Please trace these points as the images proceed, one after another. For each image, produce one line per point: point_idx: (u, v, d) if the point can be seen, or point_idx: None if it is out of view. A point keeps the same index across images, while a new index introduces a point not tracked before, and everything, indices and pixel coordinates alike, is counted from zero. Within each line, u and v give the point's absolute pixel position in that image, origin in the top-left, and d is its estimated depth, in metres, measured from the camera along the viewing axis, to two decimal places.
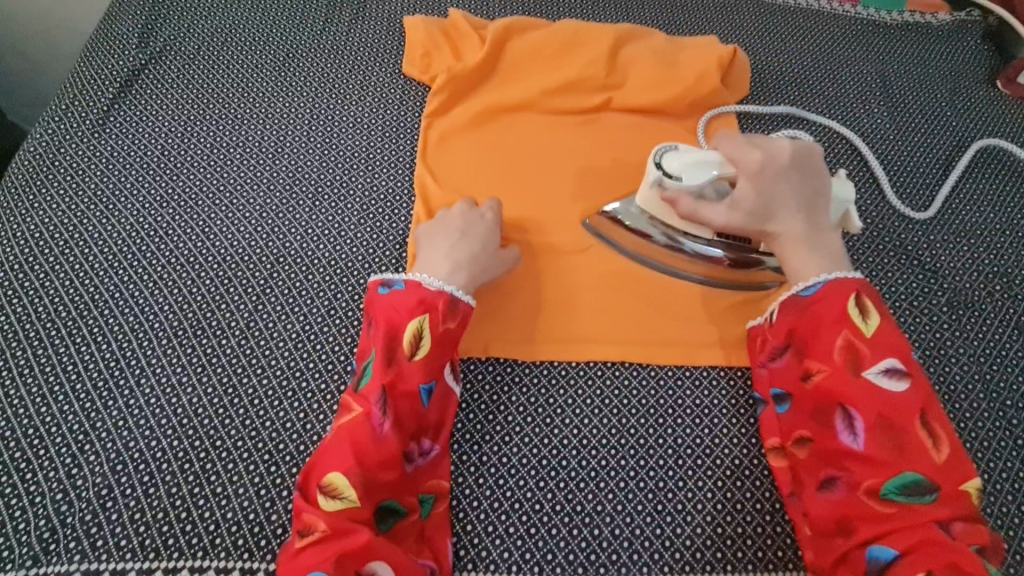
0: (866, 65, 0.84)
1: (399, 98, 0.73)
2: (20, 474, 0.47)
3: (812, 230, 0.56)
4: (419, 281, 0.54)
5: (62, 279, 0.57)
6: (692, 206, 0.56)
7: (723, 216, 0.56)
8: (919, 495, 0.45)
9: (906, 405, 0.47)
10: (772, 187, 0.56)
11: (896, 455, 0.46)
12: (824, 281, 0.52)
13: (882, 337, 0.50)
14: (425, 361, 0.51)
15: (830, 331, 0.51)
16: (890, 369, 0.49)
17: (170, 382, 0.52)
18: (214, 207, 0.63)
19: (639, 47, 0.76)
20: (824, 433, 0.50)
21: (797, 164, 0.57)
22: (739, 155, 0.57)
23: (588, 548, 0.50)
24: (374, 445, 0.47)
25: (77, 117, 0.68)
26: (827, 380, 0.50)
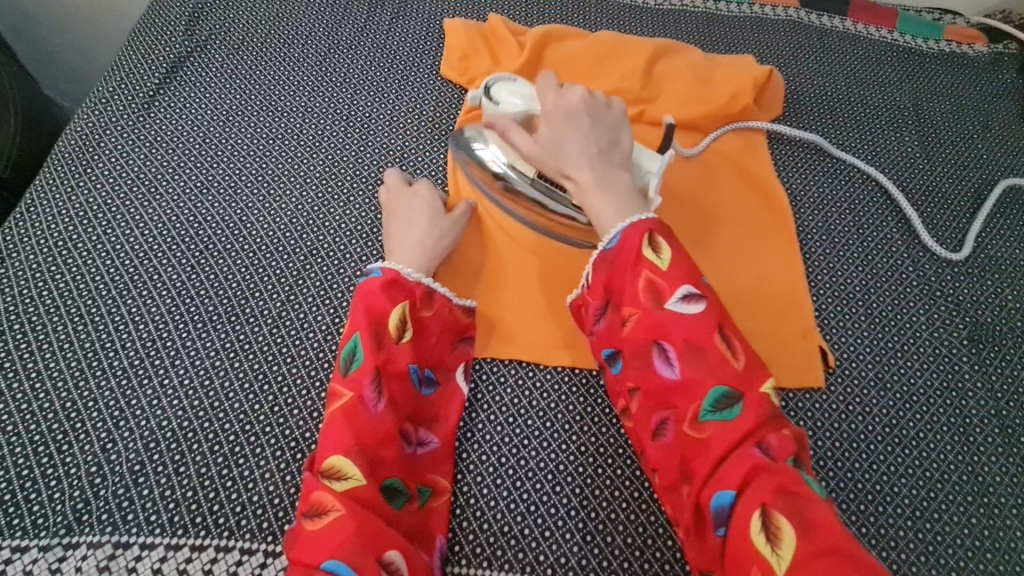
0: (899, 93, 0.84)
1: (436, 99, 0.74)
2: (57, 445, 0.49)
3: (605, 173, 0.55)
4: (400, 270, 0.55)
5: (104, 258, 0.59)
6: (505, 126, 0.59)
7: (524, 145, 0.58)
8: (729, 408, 0.45)
9: (703, 327, 0.47)
10: (563, 127, 0.56)
11: (702, 376, 0.46)
12: (621, 228, 0.52)
13: (676, 261, 0.50)
14: (410, 345, 0.53)
15: (631, 275, 0.50)
16: (686, 294, 0.49)
17: (204, 364, 0.54)
18: (252, 196, 0.64)
19: (675, 62, 0.77)
20: (646, 378, 0.49)
21: (594, 109, 0.57)
22: (540, 96, 0.58)
23: (601, 555, 0.50)
24: (372, 425, 0.48)
25: (123, 100, 0.69)
26: (640, 322, 0.49)
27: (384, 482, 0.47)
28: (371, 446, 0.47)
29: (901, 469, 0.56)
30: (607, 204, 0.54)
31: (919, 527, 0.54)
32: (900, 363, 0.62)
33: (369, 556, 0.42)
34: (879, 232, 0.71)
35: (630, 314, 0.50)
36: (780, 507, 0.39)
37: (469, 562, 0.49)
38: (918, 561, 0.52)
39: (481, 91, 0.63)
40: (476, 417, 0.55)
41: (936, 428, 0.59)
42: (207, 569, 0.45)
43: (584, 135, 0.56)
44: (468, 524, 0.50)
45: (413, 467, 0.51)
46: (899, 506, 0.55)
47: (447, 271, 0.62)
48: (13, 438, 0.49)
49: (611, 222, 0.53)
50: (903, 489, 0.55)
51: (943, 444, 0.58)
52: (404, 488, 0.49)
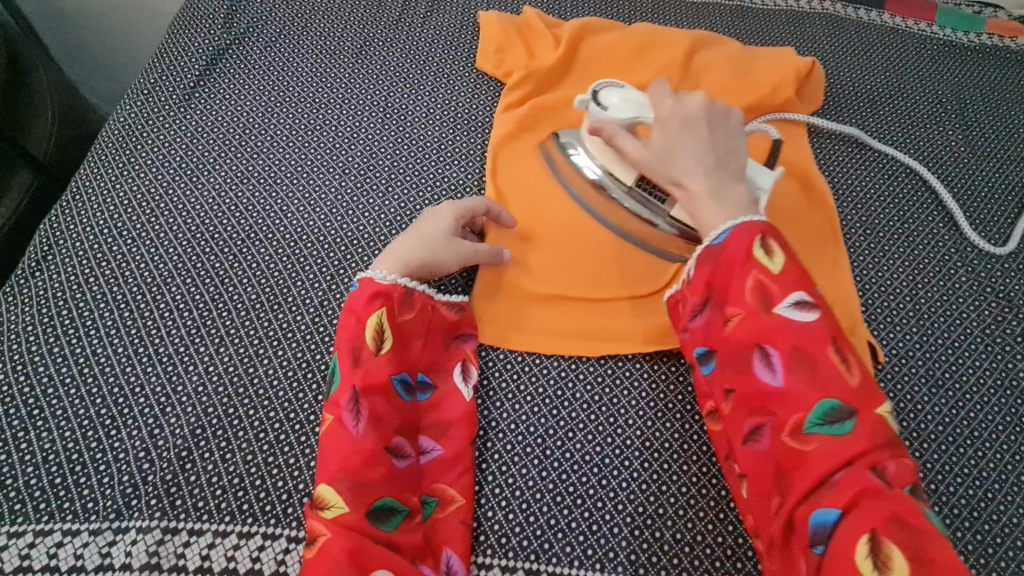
0: (941, 85, 0.82)
1: (472, 91, 0.74)
2: (106, 429, 0.49)
3: (721, 183, 0.54)
4: (373, 277, 0.54)
5: (148, 246, 0.59)
6: (613, 131, 0.58)
7: (635, 152, 0.57)
8: (841, 425, 0.42)
9: (818, 338, 0.45)
10: (680, 138, 0.56)
11: (811, 389, 0.44)
12: (728, 227, 0.50)
13: (790, 266, 0.48)
14: (391, 355, 0.51)
15: (739, 273, 0.49)
16: (799, 301, 0.46)
17: (248, 352, 0.54)
18: (292, 186, 0.64)
19: (713, 54, 0.76)
20: (743, 381, 0.47)
21: (713, 120, 0.57)
22: (655, 104, 0.59)
23: (650, 550, 0.48)
24: (352, 446, 0.46)
25: (165, 92, 0.70)
26: (743, 323, 0.47)
27: (376, 505, 0.45)
28: (354, 469, 0.46)
29: (955, 467, 0.55)
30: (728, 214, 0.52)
31: (977, 528, 0.52)
32: (951, 360, 0.60)
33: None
34: (925, 226, 0.69)
35: (733, 314, 0.48)
36: (890, 537, 0.37)
37: (516, 554, 0.48)
38: (977, 562, 0.51)
39: (588, 96, 0.61)
40: (519, 408, 0.54)
41: (991, 426, 0.57)
42: (255, 556, 0.45)
43: (694, 142, 0.55)
44: (513, 516, 0.50)
45: (414, 479, 0.49)
46: (955, 507, 0.53)
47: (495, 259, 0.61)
48: (63, 422, 0.49)
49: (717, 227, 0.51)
50: (959, 489, 0.54)
51: (998, 443, 0.56)
52: (402, 504, 0.47)
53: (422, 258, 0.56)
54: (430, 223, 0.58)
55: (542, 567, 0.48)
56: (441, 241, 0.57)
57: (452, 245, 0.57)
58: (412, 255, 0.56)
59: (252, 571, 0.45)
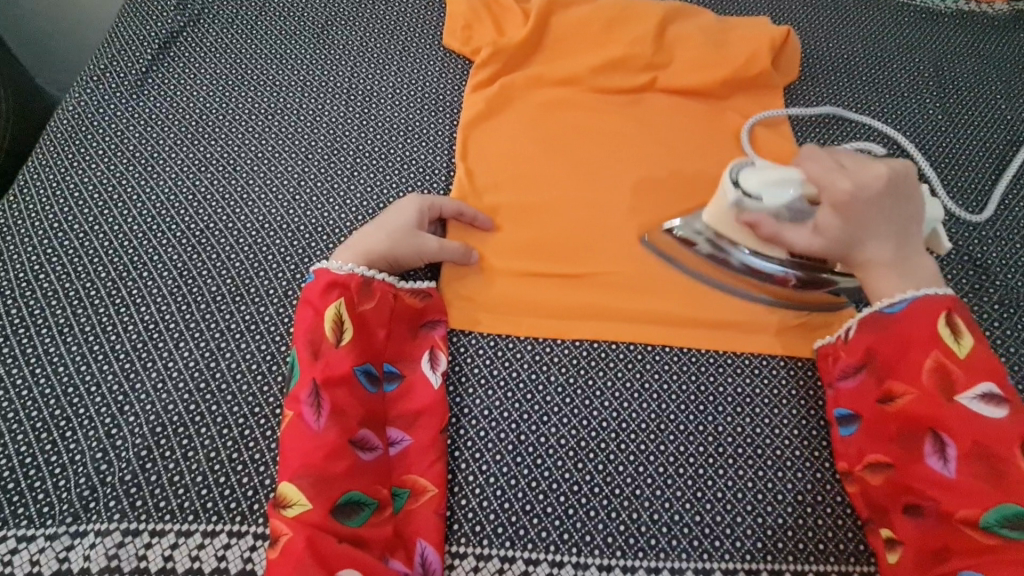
0: (919, 53, 0.80)
1: (439, 71, 0.71)
2: (61, 431, 0.47)
3: (900, 256, 0.51)
4: (328, 267, 0.53)
5: (101, 240, 0.57)
6: (772, 228, 0.51)
7: (805, 241, 0.51)
8: (1020, 528, 0.42)
9: (1006, 434, 0.44)
10: (860, 216, 0.50)
11: (991, 485, 0.43)
12: (910, 299, 0.49)
13: (978, 356, 0.47)
14: (352, 346, 0.50)
15: (918, 353, 0.48)
16: (987, 394, 0.45)
17: (209, 346, 0.52)
18: (252, 174, 0.62)
19: (686, 26, 0.74)
20: (912, 461, 0.47)
21: (893, 189, 0.51)
22: (828, 183, 0.51)
23: (627, 532, 0.48)
24: (314, 441, 0.45)
25: (116, 78, 0.67)
26: (915, 404, 0.47)
27: (341, 500, 0.45)
28: (315, 464, 0.45)
29: None
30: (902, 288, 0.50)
31: None
32: None
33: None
34: None
35: (906, 391, 0.48)
36: None
37: (490, 543, 0.47)
38: None
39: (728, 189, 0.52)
40: (493, 394, 0.53)
41: None
42: (220, 555, 0.44)
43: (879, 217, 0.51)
44: (488, 504, 0.49)
45: (384, 471, 0.48)
46: None
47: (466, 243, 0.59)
48: (15, 425, 0.47)
49: (899, 295, 0.50)
50: None
51: None
52: (371, 497, 0.46)
53: (383, 250, 0.54)
54: (392, 214, 0.57)
55: (518, 554, 0.47)
56: (402, 230, 0.56)
57: (415, 234, 0.56)
58: (372, 246, 0.54)
59: (217, 570, 0.43)
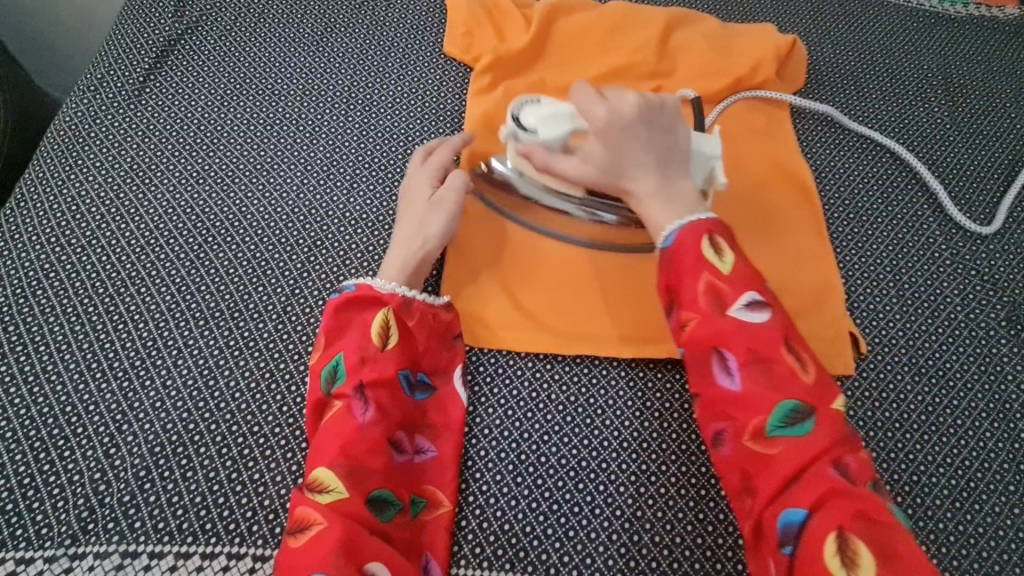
0: (927, 60, 0.79)
1: (439, 79, 0.70)
2: (59, 451, 0.47)
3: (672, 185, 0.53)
4: (372, 283, 0.51)
5: (99, 255, 0.56)
6: (545, 159, 0.56)
7: (574, 169, 0.55)
8: (802, 425, 0.42)
9: (772, 338, 0.45)
10: (619, 143, 0.53)
11: (770, 393, 0.43)
12: (676, 227, 0.49)
13: (736, 265, 0.47)
14: (397, 351, 0.49)
15: (691, 276, 0.47)
16: (752, 301, 0.46)
17: (207, 364, 0.51)
18: (250, 185, 0.61)
19: (692, 32, 0.73)
20: (706, 388, 0.46)
21: (647, 115, 0.54)
22: (587, 113, 0.55)
23: (628, 554, 0.48)
24: (358, 435, 0.45)
25: (114, 88, 0.66)
26: (698, 328, 0.46)
27: (375, 494, 0.44)
28: (357, 456, 0.44)
29: (936, 457, 0.54)
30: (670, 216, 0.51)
31: (959, 519, 0.52)
32: (933, 347, 0.59)
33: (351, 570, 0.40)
34: (909, 208, 0.68)
35: (686, 317, 0.47)
36: (857, 534, 0.38)
37: (490, 564, 0.47)
38: (960, 554, 0.50)
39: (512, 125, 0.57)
40: (493, 412, 0.52)
41: (974, 414, 0.56)
42: None
43: (635, 142, 0.53)
44: (488, 525, 0.48)
45: (408, 477, 0.48)
46: (937, 497, 0.52)
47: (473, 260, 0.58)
48: (13, 445, 0.47)
49: (669, 225, 0.50)
50: (941, 480, 0.53)
51: (981, 431, 0.55)
52: (396, 499, 0.46)
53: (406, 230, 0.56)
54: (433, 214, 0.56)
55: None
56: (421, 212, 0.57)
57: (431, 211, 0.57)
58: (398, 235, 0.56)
59: None
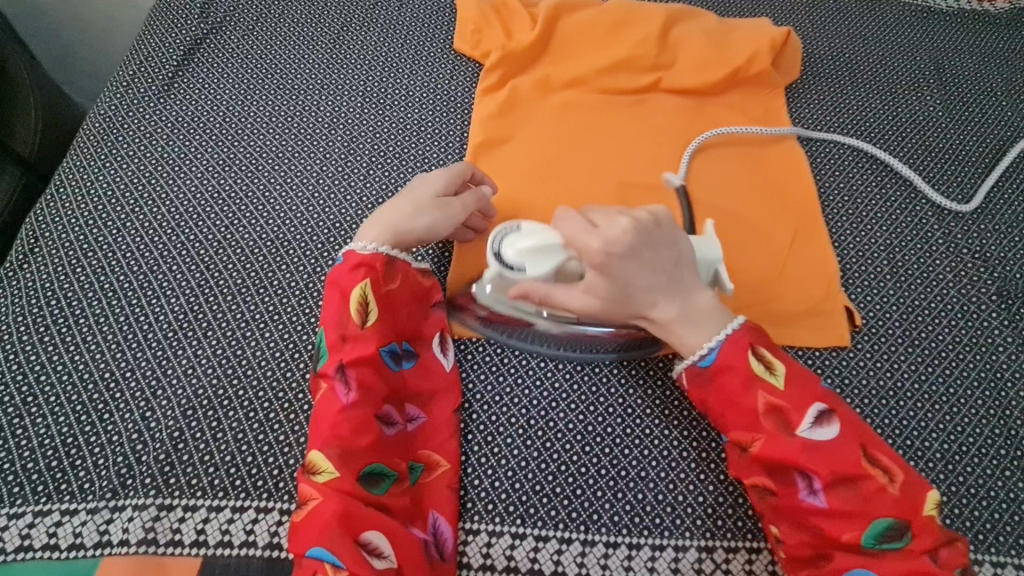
0: (919, 52, 0.82)
1: (450, 73, 0.74)
2: (98, 414, 0.50)
3: (688, 306, 0.50)
4: (356, 248, 0.54)
5: (133, 236, 0.60)
6: (547, 292, 0.51)
7: (579, 302, 0.50)
8: (896, 538, 0.44)
9: (843, 450, 0.46)
10: (623, 273, 0.49)
11: (853, 503, 0.44)
12: (718, 347, 0.49)
13: (795, 380, 0.48)
14: (377, 328, 0.51)
15: (749, 398, 0.48)
16: (816, 416, 0.47)
17: (235, 335, 0.55)
18: (273, 172, 0.65)
19: (691, 27, 0.76)
20: (783, 505, 0.46)
21: (644, 239, 0.49)
22: (577, 246, 0.49)
23: (633, 511, 0.50)
24: (342, 415, 0.47)
25: (145, 83, 0.70)
26: (765, 448, 0.47)
27: (367, 468, 0.47)
28: (343, 437, 0.47)
29: (931, 423, 0.56)
30: (698, 340, 0.50)
31: (952, 481, 0.54)
32: (927, 321, 0.62)
33: (346, 541, 0.43)
34: (902, 190, 0.70)
35: (752, 438, 0.47)
36: None
37: (502, 520, 0.50)
38: (952, 512, 0.53)
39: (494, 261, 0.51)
40: (503, 380, 0.55)
41: (966, 383, 0.58)
42: (249, 529, 0.47)
43: (641, 269, 0.49)
44: (500, 484, 0.51)
45: (402, 446, 0.50)
46: (931, 460, 0.54)
47: (482, 246, 0.61)
48: (56, 408, 0.50)
49: (706, 344, 0.50)
50: (935, 444, 0.55)
51: (974, 399, 0.58)
52: (391, 469, 0.48)
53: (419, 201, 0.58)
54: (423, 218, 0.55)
55: (529, 531, 0.49)
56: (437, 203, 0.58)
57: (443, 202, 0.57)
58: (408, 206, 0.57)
59: (246, 542, 0.46)
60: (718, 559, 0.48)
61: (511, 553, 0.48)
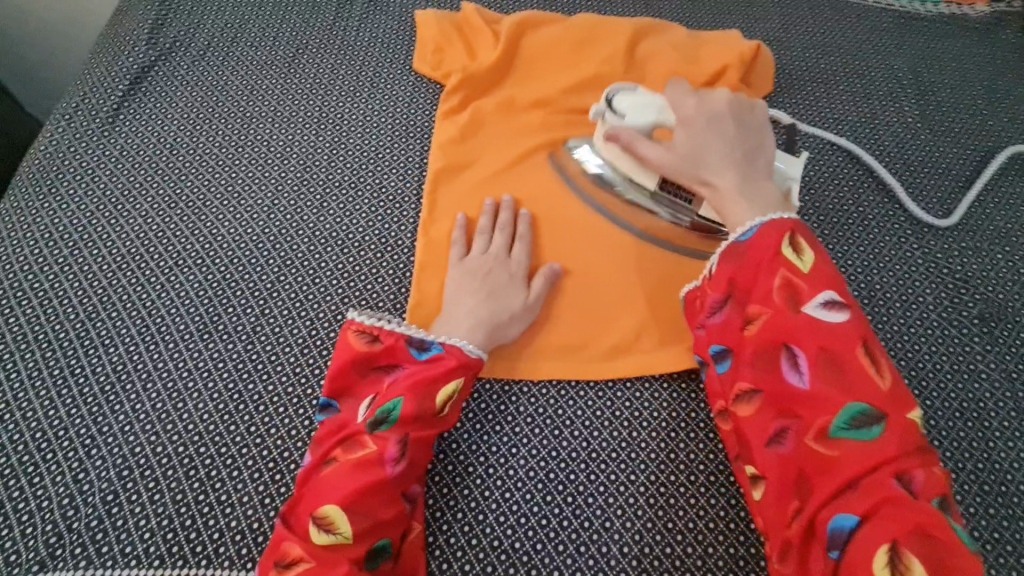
0: (896, 60, 0.79)
1: (409, 96, 0.71)
2: (28, 477, 0.48)
3: (750, 184, 0.52)
4: (462, 347, 0.51)
5: (71, 280, 0.57)
6: (630, 138, 0.57)
7: (655, 154, 0.55)
8: (868, 427, 0.41)
9: (847, 339, 0.43)
10: (702, 135, 0.54)
11: (838, 393, 0.42)
12: (758, 223, 0.48)
13: (819, 271, 0.46)
14: (448, 422, 0.50)
15: (766, 272, 0.47)
16: (830, 301, 0.44)
17: (177, 386, 0.52)
18: (221, 207, 0.62)
19: (658, 41, 0.74)
20: (769, 380, 0.45)
21: (739, 115, 0.55)
22: (676, 105, 0.56)
23: (596, 566, 0.48)
24: (378, 485, 0.45)
25: (88, 115, 0.67)
26: (769, 321, 0.45)
27: (378, 541, 0.44)
28: (371, 506, 0.44)
29: None
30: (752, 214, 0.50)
31: None
32: (906, 348, 0.59)
33: None
34: (880, 208, 0.68)
35: (758, 311, 0.46)
36: (912, 550, 0.36)
37: None
38: None
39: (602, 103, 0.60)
40: (461, 426, 0.53)
41: (948, 414, 0.56)
42: None
43: (721, 139, 0.54)
44: (456, 539, 0.48)
45: None
46: None
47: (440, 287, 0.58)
48: None
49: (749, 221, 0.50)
50: None
51: (955, 431, 0.55)
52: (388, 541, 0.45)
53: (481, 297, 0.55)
54: (498, 292, 0.56)
55: None
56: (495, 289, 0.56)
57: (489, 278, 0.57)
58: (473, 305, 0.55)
59: None
60: None
61: None
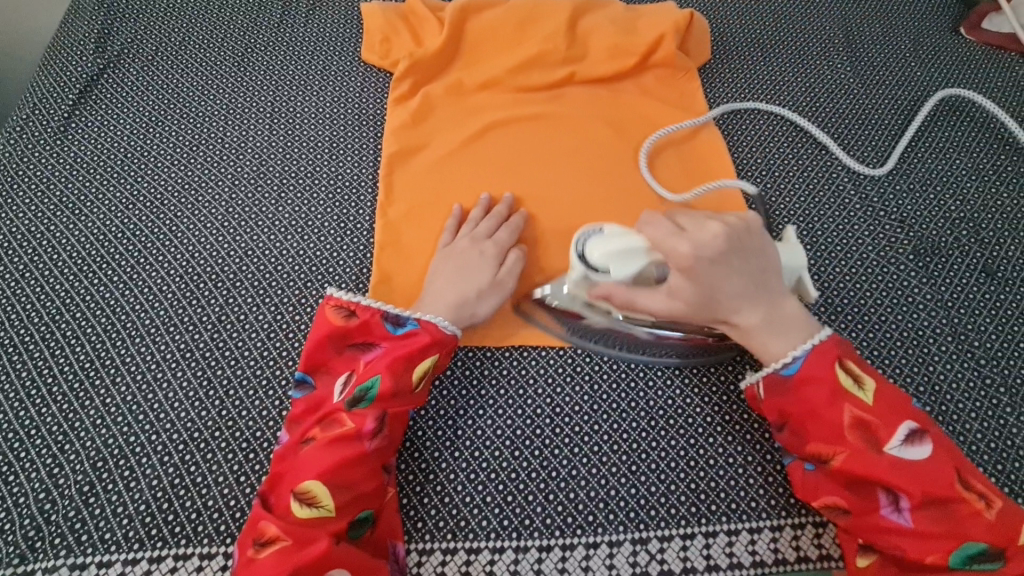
0: (828, 21, 0.83)
1: (360, 85, 0.73)
2: (3, 477, 0.48)
3: (774, 313, 0.48)
4: (436, 323, 0.52)
5: (33, 286, 0.57)
6: (626, 297, 0.49)
7: (662, 306, 0.48)
8: (982, 561, 0.43)
9: (936, 473, 0.44)
10: (712, 277, 0.46)
11: (943, 527, 0.43)
12: (803, 358, 0.48)
13: (885, 397, 0.47)
14: (420, 398, 0.51)
15: (834, 410, 0.46)
16: (907, 437, 0.45)
17: (145, 378, 0.53)
18: (180, 205, 0.63)
19: (599, 17, 0.76)
20: (861, 514, 0.46)
21: (738, 244, 0.46)
22: (669, 250, 0.45)
23: (565, 512, 0.50)
24: (354, 458, 0.46)
25: (39, 126, 0.68)
26: (848, 462, 0.45)
27: (358, 512, 0.46)
28: (349, 480, 0.46)
29: None
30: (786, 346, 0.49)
31: None
32: (849, 287, 0.62)
33: None
34: (819, 160, 0.71)
35: (834, 450, 0.46)
36: None
37: (433, 537, 0.49)
38: None
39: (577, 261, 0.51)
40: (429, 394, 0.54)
41: (890, 344, 0.59)
42: None
43: (730, 276, 0.46)
44: (429, 500, 0.50)
45: None
46: None
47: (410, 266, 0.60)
48: None
49: (791, 353, 0.48)
50: None
51: (895, 360, 0.59)
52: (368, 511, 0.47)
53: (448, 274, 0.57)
54: (468, 269, 0.57)
55: (461, 544, 0.49)
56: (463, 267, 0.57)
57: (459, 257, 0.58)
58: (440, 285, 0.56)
59: None
60: (652, 550, 0.49)
61: (442, 569, 0.48)
